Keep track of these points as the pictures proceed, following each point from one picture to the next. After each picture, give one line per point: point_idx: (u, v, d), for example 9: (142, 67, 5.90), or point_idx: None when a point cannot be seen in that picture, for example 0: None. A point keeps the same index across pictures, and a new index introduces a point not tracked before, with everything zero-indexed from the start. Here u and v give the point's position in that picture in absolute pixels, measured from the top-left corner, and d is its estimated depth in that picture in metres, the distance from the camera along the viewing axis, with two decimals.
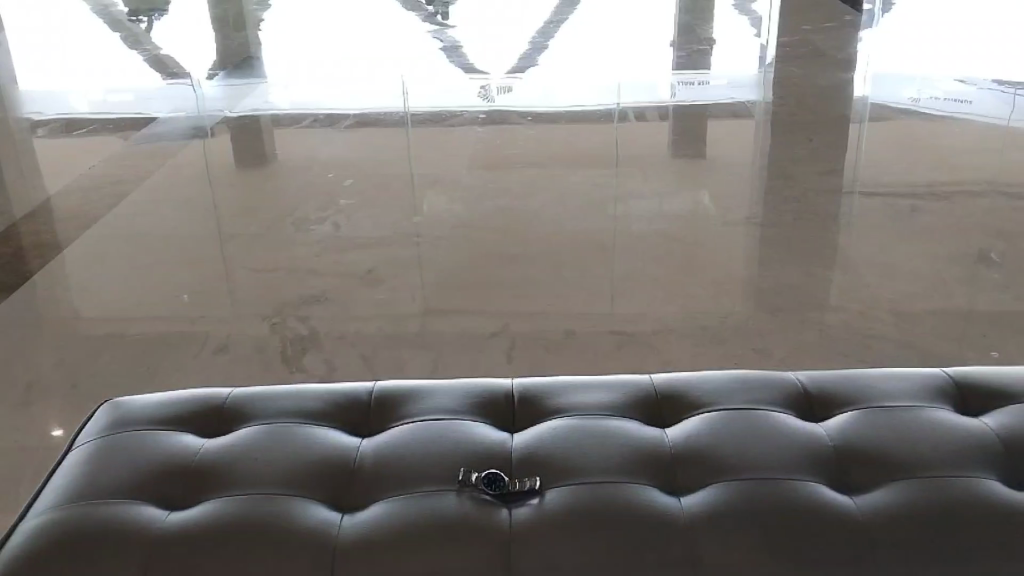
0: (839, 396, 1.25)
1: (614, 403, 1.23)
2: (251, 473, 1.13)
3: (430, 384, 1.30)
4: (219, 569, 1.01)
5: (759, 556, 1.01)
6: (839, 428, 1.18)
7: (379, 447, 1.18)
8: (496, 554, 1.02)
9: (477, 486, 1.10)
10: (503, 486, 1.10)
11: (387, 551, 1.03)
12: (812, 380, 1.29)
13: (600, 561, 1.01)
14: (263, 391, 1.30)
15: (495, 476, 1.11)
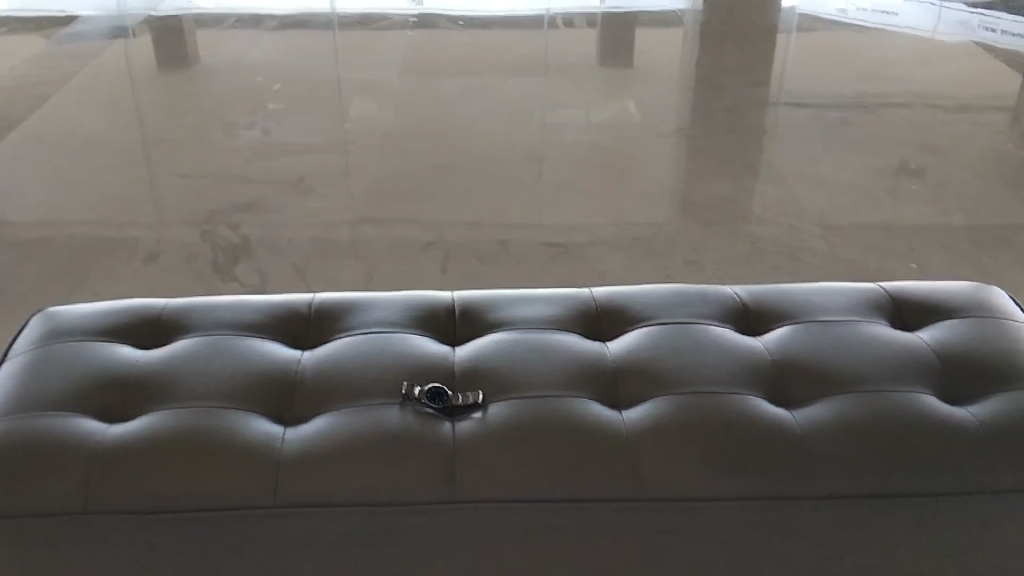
0: (777, 309, 1.27)
1: (555, 317, 1.23)
2: (191, 386, 1.11)
3: (370, 295, 1.28)
4: (164, 487, 1.01)
5: (702, 472, 1.05)
6: (777, 343, 1.20)
7: (319, 360, 1.17)
8: (444, 469, 1.04)
9: (421, 400, 1.10)
10: (447, 400, 1.10)
11: (334, 466, 1.04)
12: (751, 294, 1.31)
13: (548, 477, 1.04)
14: (200, 301, 1.28)
15: (439, 390, 1.11)
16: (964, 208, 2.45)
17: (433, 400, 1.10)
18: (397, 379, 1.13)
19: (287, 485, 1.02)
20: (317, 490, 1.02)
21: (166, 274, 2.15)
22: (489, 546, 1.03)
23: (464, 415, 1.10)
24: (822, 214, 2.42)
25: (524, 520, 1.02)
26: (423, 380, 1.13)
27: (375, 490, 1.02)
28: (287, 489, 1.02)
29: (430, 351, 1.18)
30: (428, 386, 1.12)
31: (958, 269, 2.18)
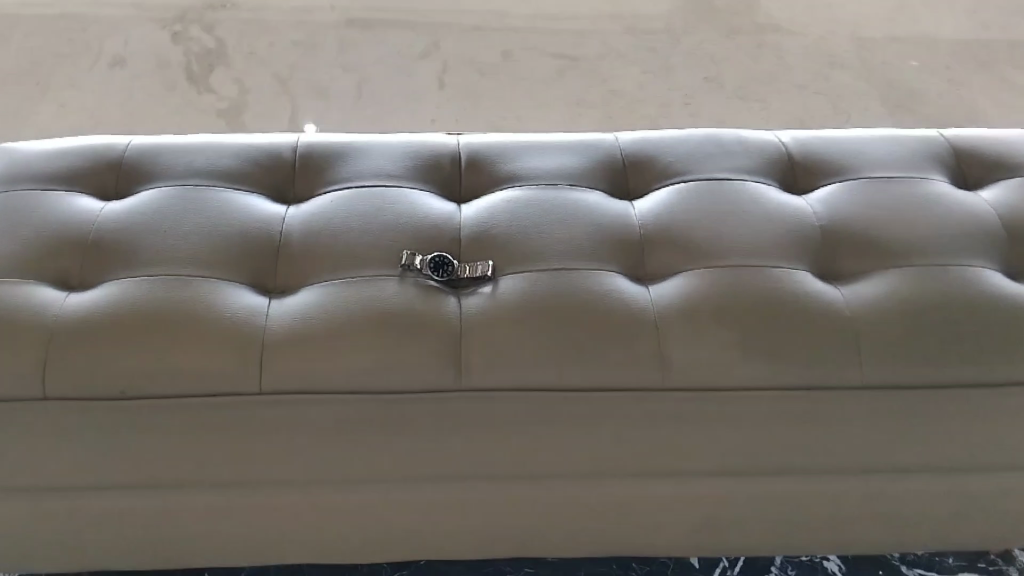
0: (826, 163, 1.12)
1: (575, 170, 1.09)
2: (160, 249, 0.97)
3: (365, 141, 1.13)
4: (132, 369, 0.89)
5: (737, 357, 0.93)
6: (825, 204, 1.07)
7: (308, 219, 1.03)
8: (449, 352, 0.93)
9: (424, 271, 0.98)
10: (454, 272, 0.98)
11: (323, 347, 0.92)
12: (795, 143, 1.16)
13: (565, 362, 0.92)
14: (168, 142, 1.12)
15: (444, 261, 0.98)
16: (1008, 19, 2.24)
17: (439, 272, 0.97)
18: (398, 247, 1.00)
19: (272, 366, 0.91)
20: (304, 373, 0.90)
21: (134, 85, 1.97)
22: (503, 438, 0.93)
23: (474, 289, 0.98)
24: (856, 20, 2.20)
25: (537, 409, 0.93)
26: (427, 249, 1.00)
27: (370, 375, 0.91)
28: (272, 372, 0.91)
29: (436, 213, 1.04)
30: (432, 255, 0.99)
31: (995, 99, 2.02)
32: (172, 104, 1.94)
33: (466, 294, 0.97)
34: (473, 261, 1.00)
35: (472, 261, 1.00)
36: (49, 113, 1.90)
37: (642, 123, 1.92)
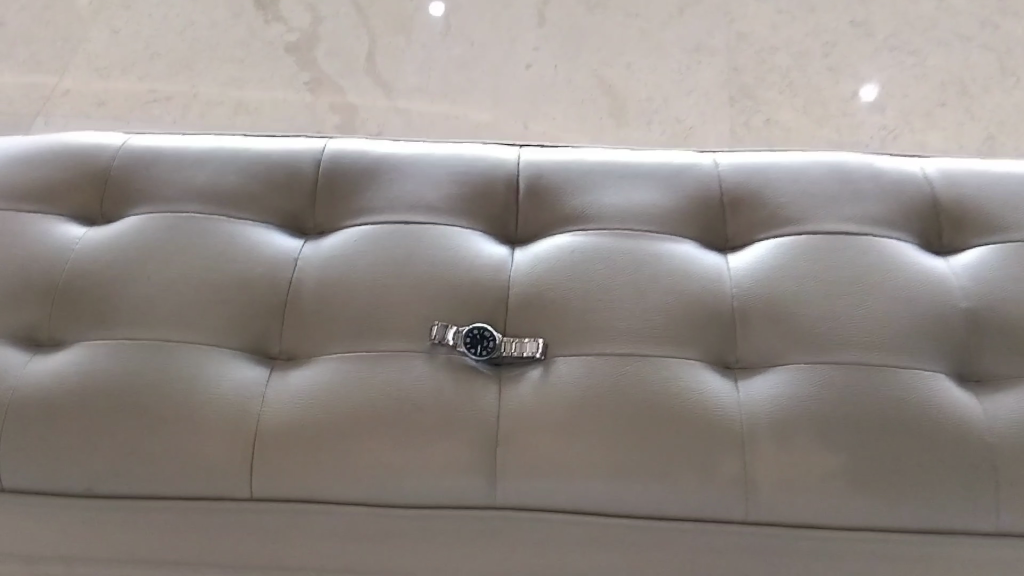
0: (983, 213, 0.88)
1: (661, 209, 0.87)
2: (143, 302, 0.83)
3: (407, 154, 0.93)
4: (93, 464, 0.77)
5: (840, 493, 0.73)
6: (975, 275, 0.83)
7: (327, 261, 0.85)
8: (479, 462, 0.76)
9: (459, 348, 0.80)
10: (495, 349, 0.79)
11: (330, 446, 0.76)
12: (945, 178, 0.91)
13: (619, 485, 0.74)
14: (169, 145, 0.96)
15: (484, 335, 0.80)
16: None
17: (477, 349, 0.79)
18: (433, 313, 0.82)
19: (270, 466, 0.77)
20: (296, 479, 0.77)
21: (180, 2, 1.62)
22: (545, 564, 0.78)
23: (520, 373, 0.79)
24: None
25: (586, 534, 0.76)
26: (468, 317, 0.82)
27: (374, 487, 0.76)
28: (268, 474, 0.77)
29: (484, 261, 0.85)
30: (469, 327, 0.80)
31: None
32: (222, 33, 1.59)
33: (510, 380, 0.79)
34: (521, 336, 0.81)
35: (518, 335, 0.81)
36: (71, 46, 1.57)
37: (771, 78, 1.53)
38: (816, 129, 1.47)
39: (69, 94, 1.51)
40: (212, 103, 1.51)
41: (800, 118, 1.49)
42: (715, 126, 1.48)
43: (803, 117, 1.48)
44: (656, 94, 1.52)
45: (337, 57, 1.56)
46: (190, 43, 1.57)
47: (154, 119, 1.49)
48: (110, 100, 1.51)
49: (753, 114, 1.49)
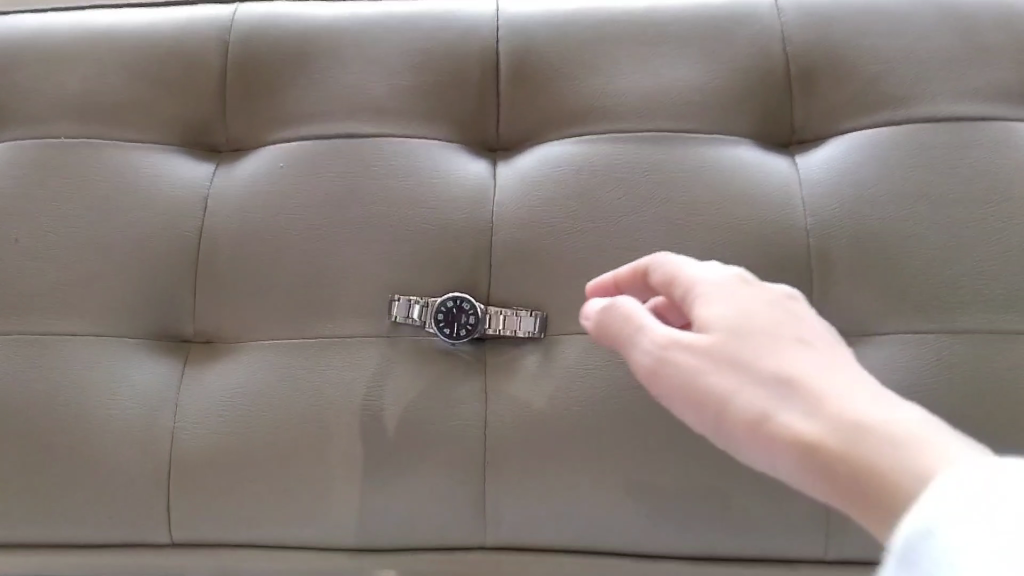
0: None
1: (697, 92, 0.63)
2: (8, 278, 0.62)
3: (346, 18, 0.68)
4: None
5: None
6: None
7: (247, 197, 0.63)
8: (468, 490, 0.57)
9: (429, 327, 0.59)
10: (477, 327, 0.59)
11: (268, 478, 0.57)
12: None
13: (658, 522, 0.55)
14: (29, 29, 0.70)
15: (462, 308, 0.58)
16: None
17: (454, 331, 0.58)
18: (396, 275, 0.60)
19: (192, 505, 0.58)
20: (230, 519, 0.58)
21: None
22: None
23: (514, 360, 0.59)
24: None
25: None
26: (443, 279, 0.60)
27: (332, 525, 0.57)
28: (190, 515, 0.58)
29: (459, 188, 0.62)
30: (442, 296, 0.59)
31: None
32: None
33: (501, 369, 0.59)
34: (516, 304, 0.60)
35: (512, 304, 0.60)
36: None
37: None
38: None
39: None
40: None
41: None
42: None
43: None
44: None
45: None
46: None
47: None
48: None
49: None
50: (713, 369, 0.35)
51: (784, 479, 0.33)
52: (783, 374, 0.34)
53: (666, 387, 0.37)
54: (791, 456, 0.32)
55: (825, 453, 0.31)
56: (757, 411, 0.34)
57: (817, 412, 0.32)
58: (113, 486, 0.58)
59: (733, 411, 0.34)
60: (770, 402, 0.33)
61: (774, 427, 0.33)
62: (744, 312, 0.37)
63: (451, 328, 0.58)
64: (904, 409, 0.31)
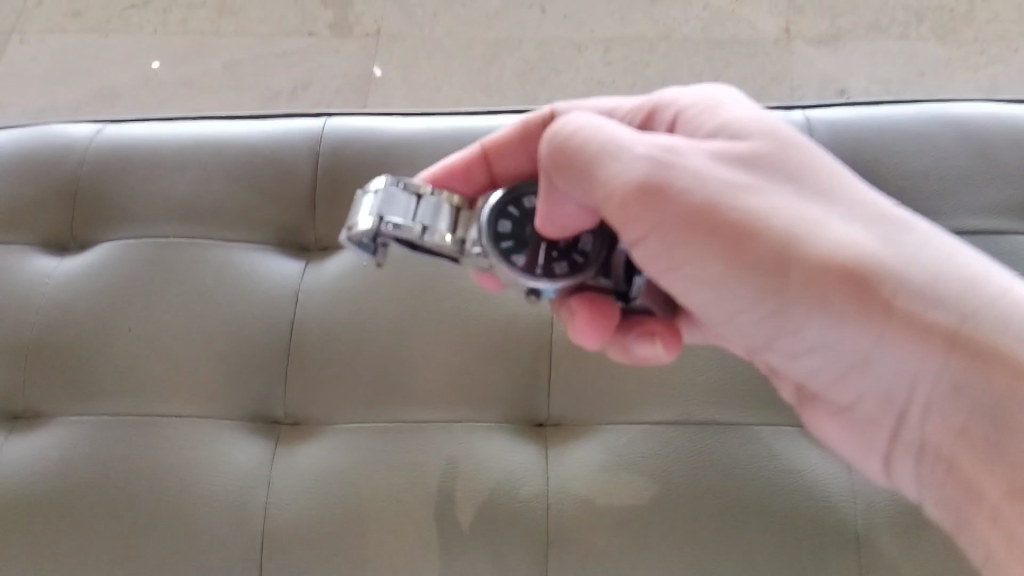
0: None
1: None
2: (127, 367, 0.69)
3: (420, 127, 0.76)
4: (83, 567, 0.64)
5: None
6: None
7: (333, 294, 0.71)
8: (522, 553, 0.61)
9: (534, 265, 0.55)
10: (456, 231, 0.57)
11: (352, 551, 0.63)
12: None
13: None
14: (146, 140, 0.78)
15: (512, 213, 0.57)
16: None
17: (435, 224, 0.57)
18: (465, 368, 0.67)
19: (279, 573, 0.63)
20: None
21: None
22: None
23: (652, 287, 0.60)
24: None
25: None
26: (510, 372, 0.67)
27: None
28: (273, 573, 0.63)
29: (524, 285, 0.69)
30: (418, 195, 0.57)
31: None
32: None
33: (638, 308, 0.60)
34: (573, 412, 0.67)
35: (570, 410, 0.67)
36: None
37: None
38: None
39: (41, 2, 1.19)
40: (192, 4, 1.18)
41: None
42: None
43: None
44: None
45: None
46: None
47: (133, 27, 1.17)
48: (84, 13, 1.18)
49: None
50: (834, 210, 0.47)
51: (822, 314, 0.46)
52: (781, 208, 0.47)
53: (738, 235, 0.46)
54: (863, 309, 0.44)
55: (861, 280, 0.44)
56: (879, 237, 0.46)
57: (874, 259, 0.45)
58: (212, 550, 0.64)
59: (818, 253, 0.45)
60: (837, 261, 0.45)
61: (906, 311, 0.44)
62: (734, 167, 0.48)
63: (524, 415, 0.67)
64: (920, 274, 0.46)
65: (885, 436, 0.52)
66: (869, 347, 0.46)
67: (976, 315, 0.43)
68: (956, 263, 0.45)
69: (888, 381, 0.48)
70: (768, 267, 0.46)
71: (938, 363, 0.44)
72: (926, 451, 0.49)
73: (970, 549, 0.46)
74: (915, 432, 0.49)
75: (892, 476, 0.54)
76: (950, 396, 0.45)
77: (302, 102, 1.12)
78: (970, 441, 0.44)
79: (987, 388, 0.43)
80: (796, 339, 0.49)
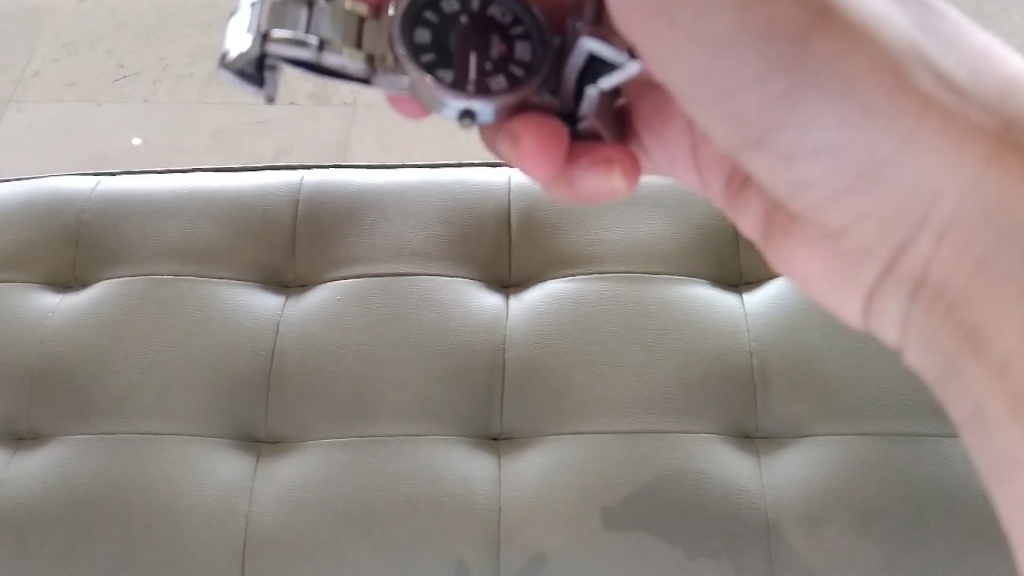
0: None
1: (665, 245, 0.83)
2: (122, 390, 0.77)
3: (386, 181, 0.87)
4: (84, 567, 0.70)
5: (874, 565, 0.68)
6: None
7: (310, 323, 0.79)
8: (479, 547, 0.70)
9: (471, 84, 0.54)
10: (360, 45, 0.54)
11: (332, 548, 0.70)
12: None
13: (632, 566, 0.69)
14: (140, 191, 0.87)
15: (428, 19, 0.55)
16: None
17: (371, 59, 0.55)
18: (429, 388, 0.76)
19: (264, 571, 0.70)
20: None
21: None
22: None
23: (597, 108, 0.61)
24: None
25: None
26: (468, 391, 0.76)
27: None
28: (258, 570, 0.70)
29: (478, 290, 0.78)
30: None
31: None
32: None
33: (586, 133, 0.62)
34: (525, 426, 0.76)
35: (522, 425, 0.76)
36: (22, 14, 1.33)
37: None
38: None
39: (37, 75, 1.28)
40: (179, 76, 1.28)
41: None
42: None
43: None
44: None
45: None
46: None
47: (125, 97, 1.26)
48: (78, 84, 1.27)
49: None
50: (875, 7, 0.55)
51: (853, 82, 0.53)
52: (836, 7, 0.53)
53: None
54: (902, 99, 0.53)
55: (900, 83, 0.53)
56: (912, 25, 0.55)
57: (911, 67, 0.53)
58: (203, 550, 0.70)
59: (863, 28, 0.53)
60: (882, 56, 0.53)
61: (943, 110, 0.52)
62: None
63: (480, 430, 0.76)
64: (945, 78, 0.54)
65: (885, 261, 0.61)
66: (897, 140, 0.54)
67: (1016, 120, 0.52)
68: (982, 58, 0.55)
69: (909, 191, 0.56)
70: (804, 35, 0.53)
71: (970, 179, 0.52)
72: (924, 283, 0.58)
73: (958, 400, 0.53)
74: (919, 261, 0.58)
75: (874, 301, 0.64)
76: (973, 215, 0.52)
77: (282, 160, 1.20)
78: (973, 264, 0.52)
79: (1007, 196, 0.51)
80: (819, 125, 0.57)
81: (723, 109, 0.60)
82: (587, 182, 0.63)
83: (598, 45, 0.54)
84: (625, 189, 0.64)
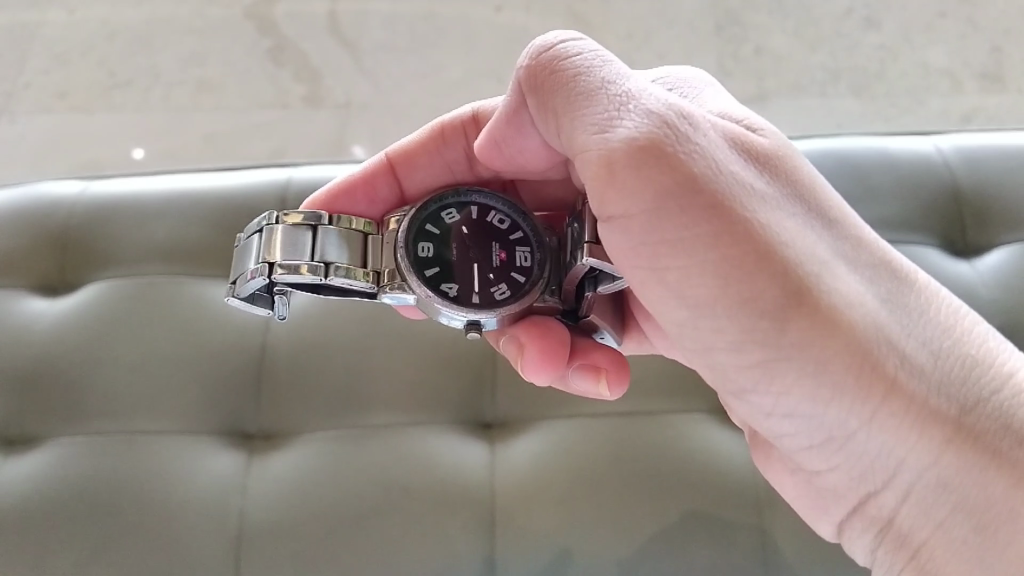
0: (1008, 208, 0.89)
1: None
2: (112, 390, 0.77)
3: None
4: (80, 567, 0.70)
5: None
6: (968, 284, 0.84)
7: (301, 320, 0.80)
8: (486, 524, 0.71)
9: (474, 295, 0.66)
10: (365, 265, 0.68)
11: (322, 542, 0.70)
12: (923, 180, 0.90)
13: (633, 542, 0.69)
14: (128, 194, 0.88)
15: (430, 232, 0.67)
16: None
17: (382, 281, 0.67)
18: (424, 378, 0.77)
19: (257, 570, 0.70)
20: (291, 564, 0.70)
21: None
22: None
23: (596, 304, 0.69)
24: None
25: None
26: (463, 379, 0.78)
27: (374, 560, 0.69)
28: (253, 561, 0.70)
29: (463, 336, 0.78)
30: (304, 218, 0.68)
31: None
32: (181, 3, 1.34)
33: (587, 326, 0.70)
34: (518, 413, 0.77)
35: (515, 411, 0.77)
36: (13, 27, 1.33)
37: None
38: (809, 54, 1.34)
39: (30, 86, 1.29)
40: (172, 82, 1.28)
41: (792, 41, 1.35)
42: (701, 61, 1.32)
43: (793, 40, 1.35)
44: (636, 29, 1.34)
45: (300, 16, 1.33)
46: (122, 5, 1.34)
47: (119, 106, 1.27)
48: (70, 94, 1.28)
49: (743, 42, 1.35)
50: (839, 262, 0.52)
51: (824, 360, 0.50)
52: (790, 254, 0.50)
53: (754, 260, 0.50)
54: (870, 387, 0.50)
55: (865, 361, 0.50)
56: (883, 300, 0.52)
57: (872, 334, 0.50)
58: (202, 546, 0.70)
59: (834, 311, 0.50)
60: (849, 315, 0.50)
61: (908, 391, 0.49)
62: (721, 152, 0.53)
63: (482, 417, 0.77)
64: (910, 327, 0.51)
65: (848, 506, 0.57)
66: (858, 424, 0.51)
67: (973, 408, 0.49)
68: (952, 334, 0.52)
69: (871, 461, 0.52)
70: (777, 312, 0.50)
71: (931, 458, 0.49)
72: (889, 531, 0.54)
73: None
74: (886, 507, 0.54)
75: (841, 537, 0.60)
76: (936, 489, 0.50)
77: (280, 159, 1.21)
78: (941, 532, 0.51)
79: (975, 487, 0.49)
80: (785, 398, 0.53)
81: (687, 355, 0.56)
82: (576, 383, 0.67)
83: (597, 260, 0.63)
84: (616, 394, 0.67)
